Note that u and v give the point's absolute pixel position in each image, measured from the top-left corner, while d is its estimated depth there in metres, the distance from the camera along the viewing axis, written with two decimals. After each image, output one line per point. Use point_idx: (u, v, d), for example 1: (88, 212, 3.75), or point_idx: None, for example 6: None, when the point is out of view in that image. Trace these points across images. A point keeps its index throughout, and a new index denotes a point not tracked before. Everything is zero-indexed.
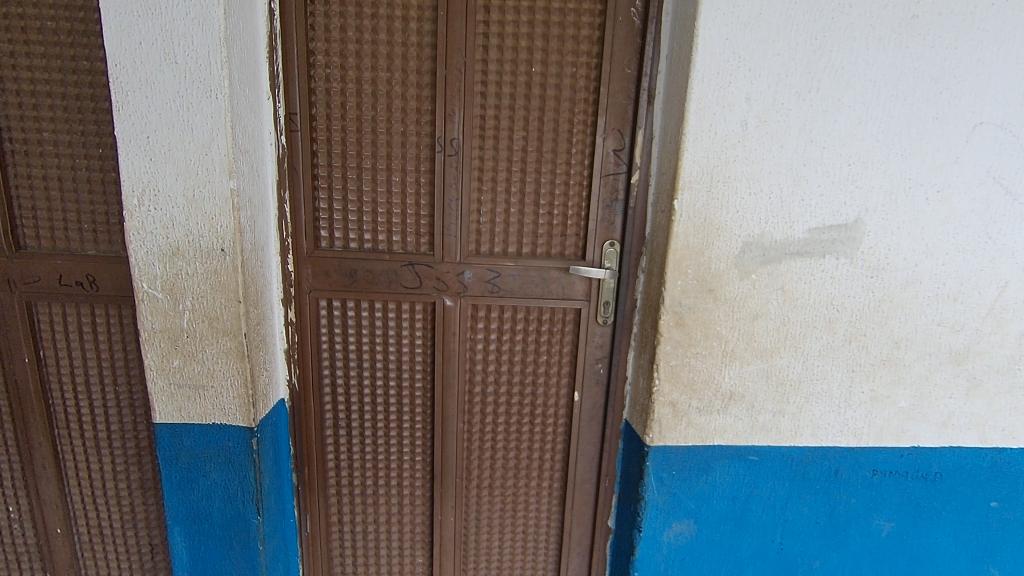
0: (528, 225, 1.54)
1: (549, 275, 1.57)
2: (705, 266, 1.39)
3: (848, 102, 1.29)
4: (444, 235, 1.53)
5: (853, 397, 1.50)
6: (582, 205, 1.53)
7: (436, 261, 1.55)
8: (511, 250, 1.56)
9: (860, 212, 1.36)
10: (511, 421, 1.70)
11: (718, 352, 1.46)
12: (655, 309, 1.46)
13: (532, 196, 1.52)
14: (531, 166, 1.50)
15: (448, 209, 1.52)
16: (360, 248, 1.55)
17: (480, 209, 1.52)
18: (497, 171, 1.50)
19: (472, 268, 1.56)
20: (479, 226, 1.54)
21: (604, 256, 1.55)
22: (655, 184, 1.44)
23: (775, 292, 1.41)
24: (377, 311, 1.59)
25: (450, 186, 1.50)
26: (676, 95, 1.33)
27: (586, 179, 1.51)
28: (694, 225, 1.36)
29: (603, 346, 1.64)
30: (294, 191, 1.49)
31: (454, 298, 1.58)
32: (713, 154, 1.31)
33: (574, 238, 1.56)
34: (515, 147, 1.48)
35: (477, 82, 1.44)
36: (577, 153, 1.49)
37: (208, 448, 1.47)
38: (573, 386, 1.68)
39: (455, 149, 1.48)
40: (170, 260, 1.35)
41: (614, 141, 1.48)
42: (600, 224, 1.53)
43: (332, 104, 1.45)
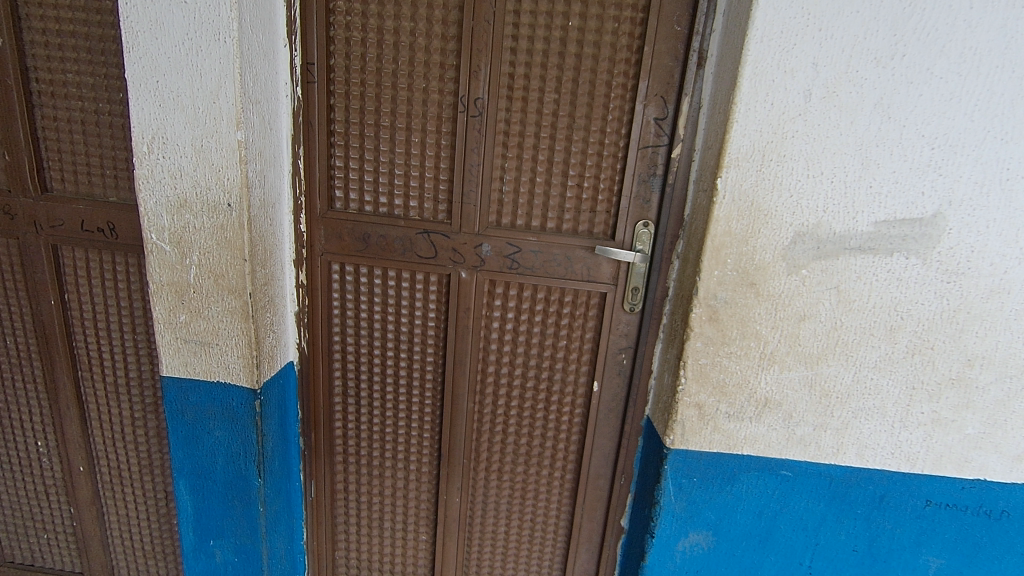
0: (555, 198, 1.41)
1: (574, 254, 1.44)
2: (748, 257, 1.23)
3: (940, 72, 1.07)
4: (464, 203, 1.43)
5: (909, 417, 1.32)
6: (615, 179, 1.38)
7: (454, 230, 1.45)
8: (534, 224, 1.44)
9: (941, 206, 1.15)
10: (525, 406, 1.61)
11: (755, 354, 1.30)
12: (687, 300, 1.31)
13: (560, 166, 1.39)
14: (562, 132, 1.36)
15: (468, 175, 1.40)
16: (375, 211, 1.46)
17: (503, 177, 1.41)
18: (524, 136, 1.37)
19: (491, 241, 1.45)
20: (501, 196, 1.42)
21: (637, 237, 1.41)
22: (699, 160, 1.28)
23: (828, 291, 1.24)
24: (390, 279, 1.51)
25: (473, 150, 1.38)
26: (730, 58, 1.15)
27: (621, 151, 1.36)
28: (738, 209, 1.19)
29: (628, 335, 1.51)
30: (309, 147, 1.42)
31: (471, 271, 1.48)
32: (766, 128, 1.13)
33: (605, 215, 1.42)
34: (545, 110, 1.35)
35: (507, 36, 1.31)
36: (613, 121, 1.34)
37: (212, 406, 1.45)
38: (593, 375, 1.56)
39: (479, 109, 1.35)
40: (178, 212, 1.31)
41: (656, 108, 1.31)
42: (635, 202, 1.38)
43: (352, 55, 1.36)
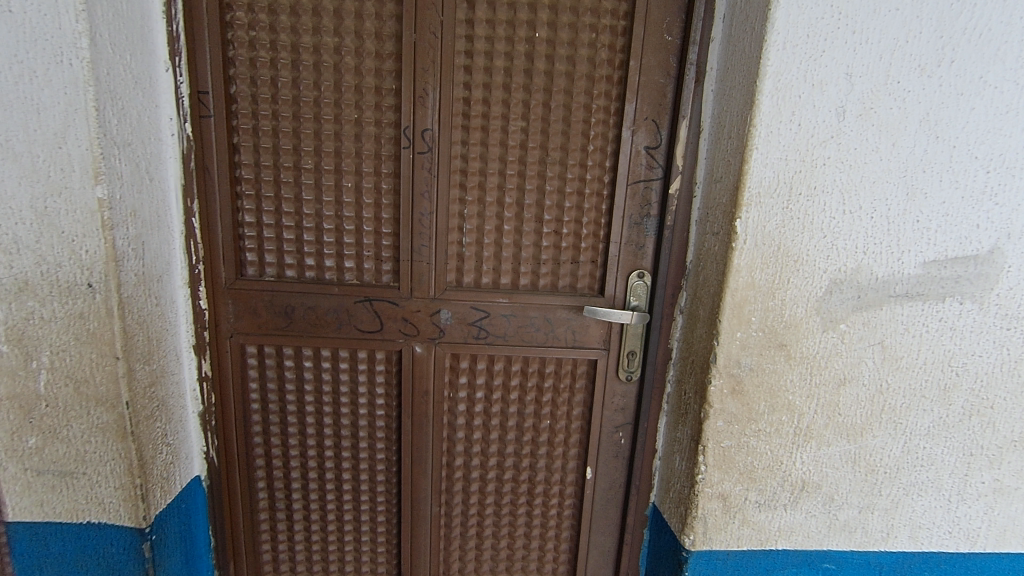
0: (529, 249, 1.14)
1: (555, 315, 1.17)
2: (776, 313, 0.99)
3: (994, 80, 0.88)
4: (414, 261, 1.13)
5: (968, 489, 1.10)
6: (600, 222, 1.13)
7: (403, 296, 1.15)
8: (504, 282, 1.16)
9: (999, 239, 0.96)
10: (504, 503, 1.30)
11: (788, 430, 1.06)
12: (702, 369, 1.06)
13: (533, 209, 1.12)
14: (534, 167, 1.10)
15: (418, 226, 1.11)
16: (300, 277, 1.14)
17: (463, 227, 1.13)
18: (486, 174, 1.10)
19: (451, 307, 1.16)
20: (461, 249, 1.14)
21: (630, 291, 1.16)
22: (704, 196, 1.04)
23: (871, 348, 1.01)
24: (324, 361, 1.18)
25: (422, 195, 1.10)
26: (739, 72, 0.93)
27: (606, 188, 1.11)
28: (762, 256, 0.96)
29: (625, 408, 1.24)
30: (207, 199, 1.09)
31: (427, 345, 1.18)
32: (792, 155, 0.91)
33: (590, 266, 1.16)
34: (512, 142, 1.09)
35: (460, 51, 1.05)
36: (595, 152, 1.10)
37: (84, 556, 1.04)
38: (585, 457, 1.28)
39: (429, 143, 1.07)
40: (16, 298, 0.92)
41: (647, 135, 1.08)
42: (626, 249, 1.14)
43: (259, 80, 1.05)
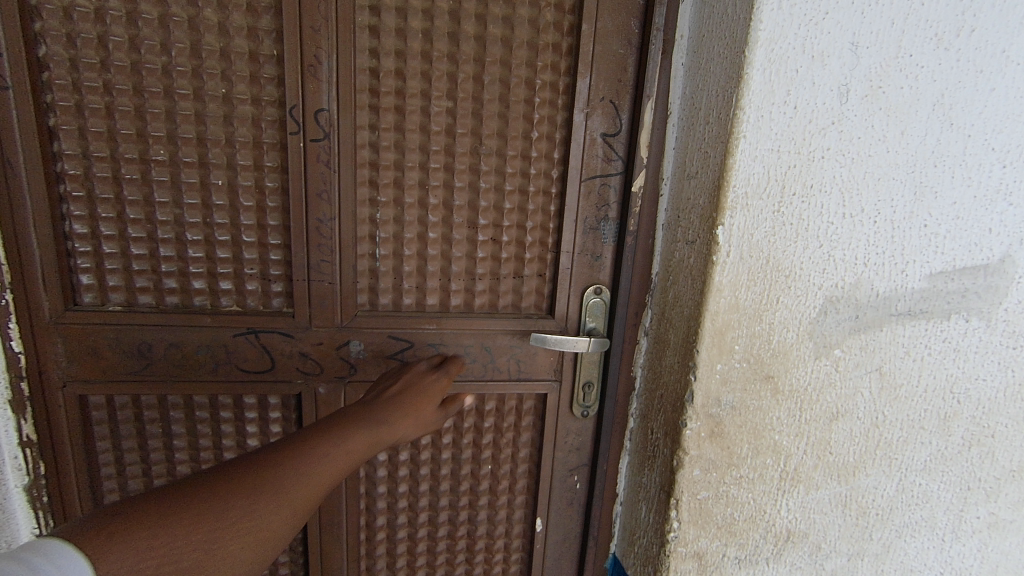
0: (461, 261, 0.92)
1: (493, 343, 0.96)
2: (761, 341, 0.81)
3: (1015, 56, 0.74)
4: (312, 281, 0.88)
5: (963, 526, 0.97)
6: (550, 226, 0.93)
7: (299, 326, 0.89)
8: (430, 303, 0.93)
9: (1010, 246, 0.82)
10: (438, 565, 1.08)
11: (774, 475, 0.90)
12: (675, 406, 0.87)
13: (465, 213, 0.90)
14: (466, 160, 0.88)
15: (316, 237, 0.86)
16: (158, 304, 0.86)
17: (376, 236, 0.89)
18: (404, 168, 0.86)
19: (363, 338, 0.91)
20: (375, 264, 0.90)
21: (586, 312, 0.96)
22: (674, 197, 0.86)
23: (868, 376, 0.86)
24: (199, 410, 0.91)
25: (319, 196, 0.84)
26: (721, 40, 0.74)
27: (556, 184, 0.91)
28: (748, 271, 0.78)
29: (580, 448, 1.05)
30: (11, 203, 0.78)
31: (334, 385, 0.92)
32: (785, 146, 0.73)
33: (536, 281, 0.95)
34: (436, 128, 0.85)
35: (363, 7, 0.79)
36: (541, 141, 0.89)
37: None
38: (533, 506, 1.07)
39: (325, 128, 0.82)
40: None
41: (605, 121, 0.88)
42: (581, 260, 0.94)
43: (79, 38, 0.75)
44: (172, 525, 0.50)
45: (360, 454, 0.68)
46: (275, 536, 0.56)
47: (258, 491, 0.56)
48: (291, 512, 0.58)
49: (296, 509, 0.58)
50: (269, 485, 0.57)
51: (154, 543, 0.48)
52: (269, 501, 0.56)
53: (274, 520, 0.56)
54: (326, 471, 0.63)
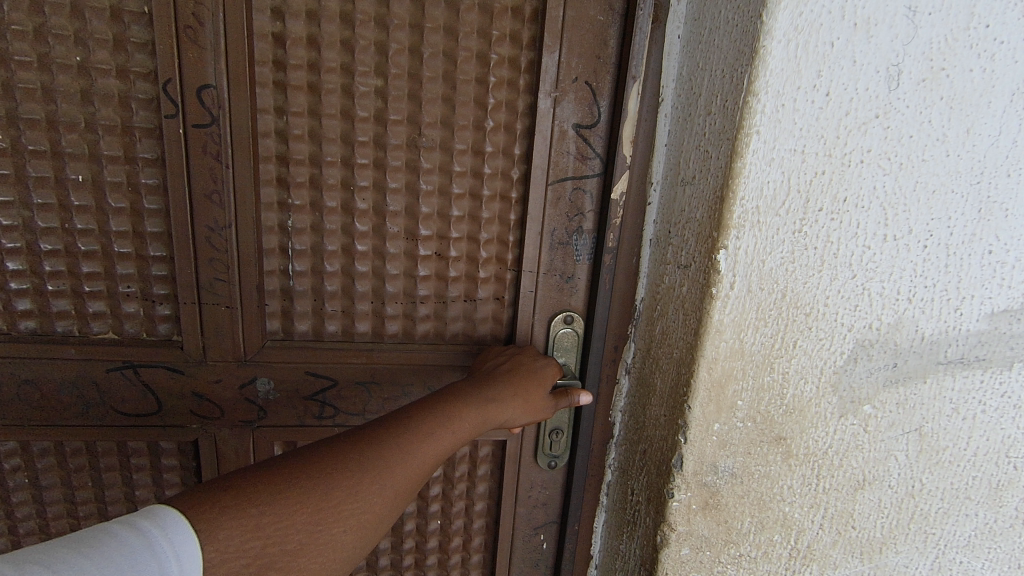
0: (398, 280, 0.78)
1: (434, 380, 0.81)
2: (770, 395, 0.63)
3: None
4: (203, 303, 0.73)
5: None
6: (506, 239, 0.79)
7: (190, 360, 0.75)
8: (360, 331, 0.80)
9: None
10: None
11: (782, 554, 0.72)
12: (657, 465, 0.70)
13: (401, 219, 0.76)
14: (399, 155, 0.73)
15: (206, 249, 0.71)
16: (10, 329, 0.71)
17: (289, 247, 0.75)
18: (323, 164, 0.72)
19: (275, 375, 0.77)
20: (287, 282, 0.76)
21: (554, 345, 0.81)
22: (665, 206, 0.69)
23: (904, 438, 0.68)
24: (73, 450, 0.77)
25: (209, 198, 0.69)
26: (730, 2, 0.56)
27: (517, 187, 0.77)
28: (757, 308, 0.60)
29: (548, 501, 0.88)
30: None
31: (239, 428, 0.78)
32: (812, 144, 0.55)
33: (493, 305, 0.81)
34: (363, 114, 0.71)
35: None
36: (497, 133, 0.74)
37: None
38: (491, 567, 0.91)
39: (211, 110, 0.66)
40: None
41: (578, 111, 0.73)
42: (547, 282, 0.79)
43: None
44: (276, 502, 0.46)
45: (468, 434, 0.61)
46: (378, 519, 0.51)
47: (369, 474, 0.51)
48: (393, 494, 0.52)
49: (399, 491, 0.53)
50: (375, 466, 0.51)
51: (260, 522, 0.45)
52: (375, 487, 0.51)
53: (377, 505, 0.51)
54: (429, 451, 0.56)
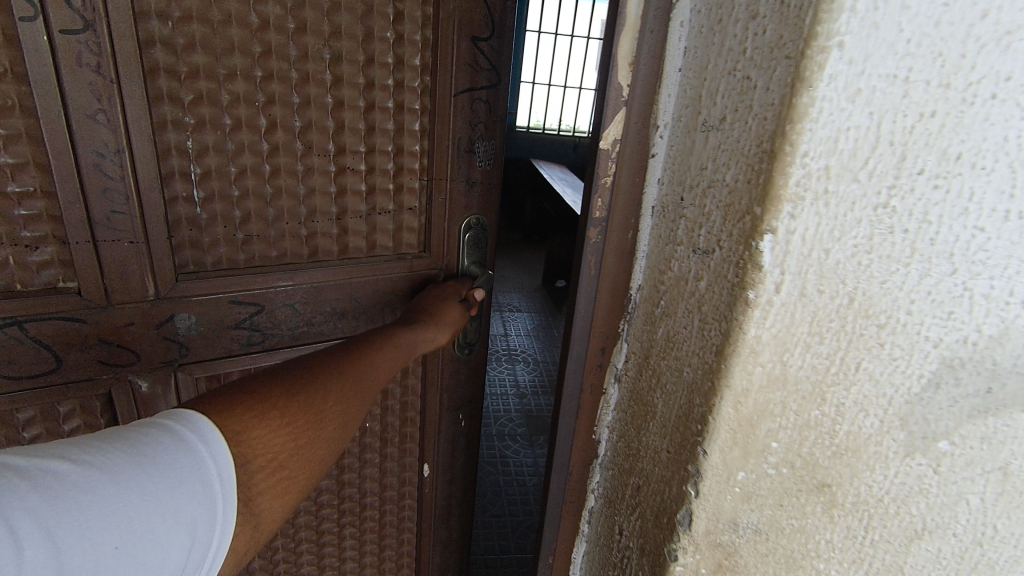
0: (317, 197, 0.80)
1: (359, 293, 0.87)
2: (815, 435, 0.46)
3: None
4: (101, 243, 0.67)
5: None
6: (419, 152, 0.85)
7: (91, 306, 0.68)
8: (281, 251, 0.80)
9: None
10: (307, 533, 1.00)
11: None
12: (653, 511, 0.53)
13: (312, 135, 0.77)
14: (303, 65, 0.73)
15: (98, 179, 0.65)
16: None
17: (191, 171, 0.71)
18: (221, 79, 0.69)
19: (196, 307, 0.75)
20: (193, 209, 0.72)
21: (464, 247, 0.93)
22: (676, 160, 0.49)
23: (1001, 489, 0.47)
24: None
25: (92, 119, 0.62)
26: None
27: (424, 104, 0.83)
28: (815, 319, 0.41)
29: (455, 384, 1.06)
30: None
31: (160, 364, 0.75)
32: (923, 67, 0.34)
33: (408, 216, 0.89)
34: (268, 19, 0.69)
35: None
36: (402, 45, 0.79)
37: None
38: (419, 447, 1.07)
39: (82, 14, 0.59)
40: None
41: (474, 24, 0.82)
42: (454, 187, 0.89)
43: None
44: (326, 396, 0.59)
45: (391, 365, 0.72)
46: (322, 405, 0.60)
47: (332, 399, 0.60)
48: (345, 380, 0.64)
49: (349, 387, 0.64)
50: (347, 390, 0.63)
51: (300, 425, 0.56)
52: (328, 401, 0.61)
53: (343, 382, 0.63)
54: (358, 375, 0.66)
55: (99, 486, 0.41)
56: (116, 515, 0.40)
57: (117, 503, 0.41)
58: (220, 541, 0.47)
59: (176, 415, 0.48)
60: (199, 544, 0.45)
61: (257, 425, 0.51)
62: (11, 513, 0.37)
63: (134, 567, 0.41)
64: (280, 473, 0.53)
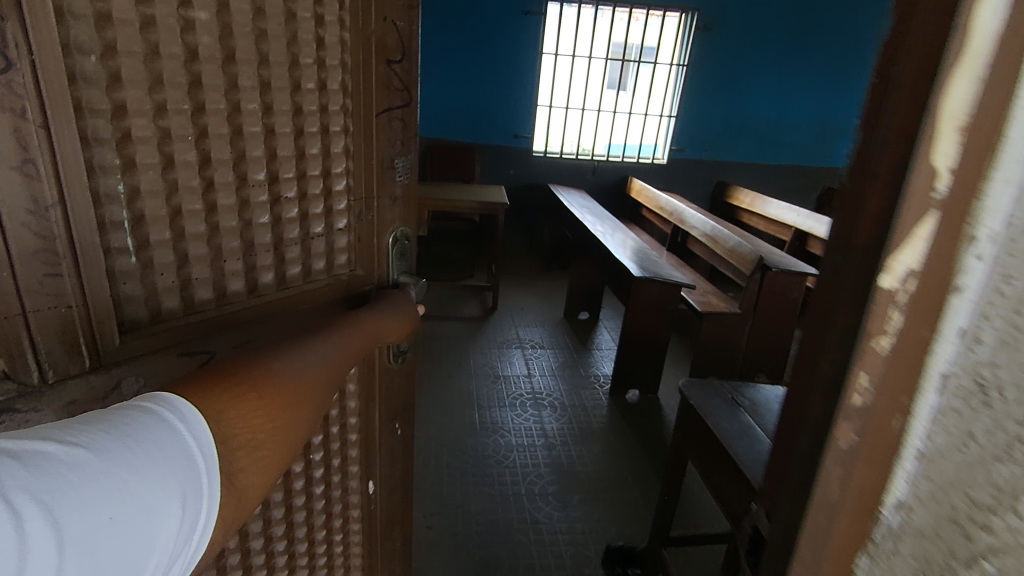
0: (266, 228, 0.84)
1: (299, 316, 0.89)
2: None
3: None
4: (31, 313, 0.59)
5: None
6: (347, 172, 0.92)
7: (27, 390, 0.60)
8: (234, 289, 0.81)
9: None
10: (254, 569, 0.98)
11: None
12: None
13: (247, 165, 0.79)
14: (233, 95, 0.75)
15: (24, 238, 0.57)
16: None
17: (126, 218, 0.68)
18: (164, 117, 0.69)
19: (141, 368, 0.69)
20: (127, 258, 0.69)
21: (393, 259, 1.02)
22: None
23: None
24: None
25: (19, 170, 0.55)
26: None
27: (348, 125, 0.90)
28: None
29: (394, 394, 1.13)
30: None
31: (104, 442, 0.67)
32: None
33: (349, 241, 0.96)
34: (197, 50, 0.69)
35: None
36: (326, 68, 0.84)
37: None
38: (366, 458, 1.12)
39: (8, 50, 0.52)
40: None
41: (388, 45, 0.89)
42: (381, 203, 0.97)
43: None
44: (303, 366, 0.72)
45: (360, 348, 0.85)
46: (305, 381, 0.71)
47: (309, 375, 0.72)
48: (317, 361, 0.74)
49: (320, 368, 0.74)
50: (316, 367, 0.74)
51: (273, 405, 0.66)
52: (309, 380, 0.72)
53: (315, 363, 0.74)
54: (327, 359, 0.76)
55: (84, 461, 0.47)
56: (106, 480, 0.47)
57: (104, 474, 0.47)
58: (210, 509, 0.55)
59: (153, 398, 0.56)
60: (189, 509, 0.53)
61: (234, 406, 0.61)
62: (4, 486, 0.42)
63: (131, 533, 0.47)
64: (261, 454, 0.63)
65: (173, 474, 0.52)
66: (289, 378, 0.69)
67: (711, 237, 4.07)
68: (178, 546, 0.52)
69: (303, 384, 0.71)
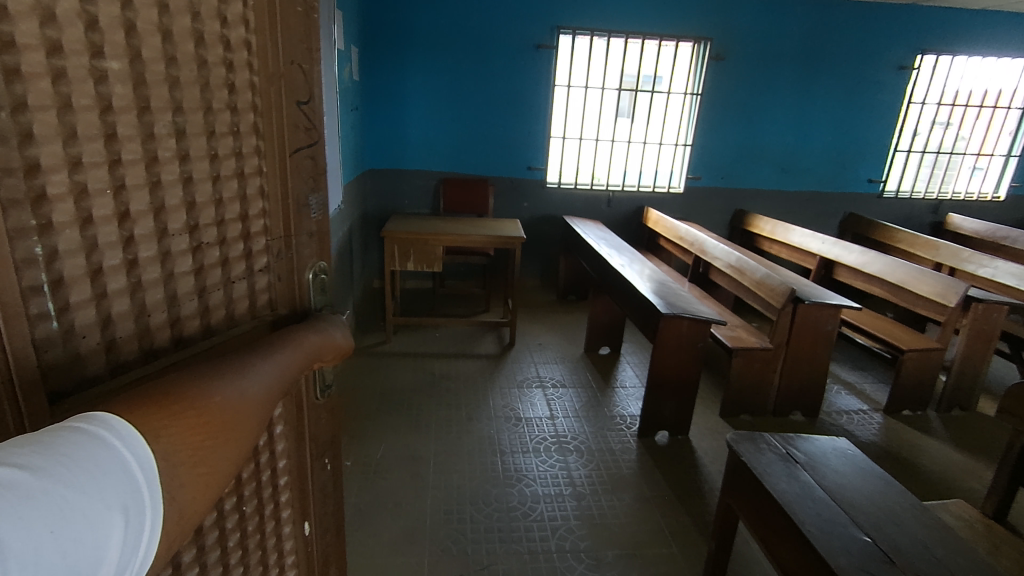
0: (188, 278, 0.76)
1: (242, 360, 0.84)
2: None
3: None
4: None
5: None
6: (263, 212, 0.87)
7: None
8: (160, 346, 0.74)
9: None
10: None
11: None
12: None
13: (168, 216, 0.72)
14: (149, 146, 0.68)
15: None
16: None
17: (42, 284, 0.60)
18: (83, 172, 0.62)
19: None
20: (45, 324, 0.61)
21: (315, 294, 0.98)
22: None
23: None
24: None
25: None
26: None
27: (263, 165, 0.86)
28: None
29: (321, 430, 1.07)
30: None
31: None
32: None
33: (269, 281, 0.91)
34: (111, 101, 0.63)
35: None
36: (242, 113, 0.80)
37: None
38: (300, 506, 1.04)
39: None
40: None
41: (296, 88, 0.88)
42: (299, 240, 0.94)
43: None
44: (245, 382, 0.69)
45: (301, 368, 0.82)
46: (248, 399, 0.69)
47: (252, 390, 0.70)
48: (259, 378, 0.72)
49: (262, 385, 0.72)
50: (258, 384, 0.71)
51: (215, 417, 0.63)
52: (252, 396, 0.70)
53: (258, 380, 0.72)
54: (268, 378, 0.74)
55: (18, 480, 0.44)
56: (47, 502, 0.45)
57: (42, 492, 0.45)
58: (154, 521, 0.53)
59: (87, 418, 0.53)
60: (132, 523, 0.51)
61: (174, 423, 0.58)
62: None
63: (74, 547, 0.45)
64: (202, 471, 0.60)
65: (117, 488, 0.50)
66: (232, 393, 0.67)
67: (735, 269, 3.93)
68: (125, 558, 0.50)
69: (246, 399, 0.68)
